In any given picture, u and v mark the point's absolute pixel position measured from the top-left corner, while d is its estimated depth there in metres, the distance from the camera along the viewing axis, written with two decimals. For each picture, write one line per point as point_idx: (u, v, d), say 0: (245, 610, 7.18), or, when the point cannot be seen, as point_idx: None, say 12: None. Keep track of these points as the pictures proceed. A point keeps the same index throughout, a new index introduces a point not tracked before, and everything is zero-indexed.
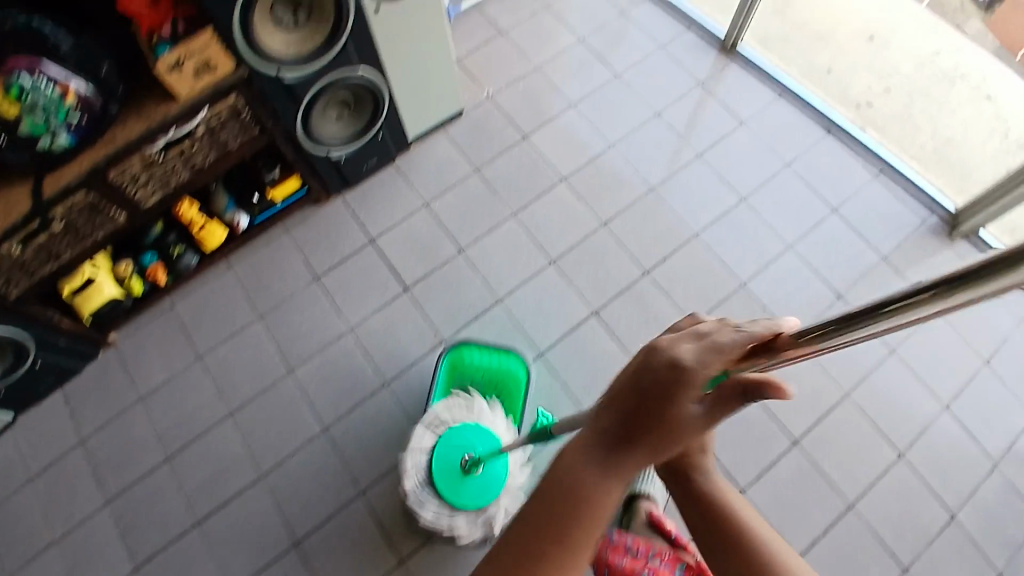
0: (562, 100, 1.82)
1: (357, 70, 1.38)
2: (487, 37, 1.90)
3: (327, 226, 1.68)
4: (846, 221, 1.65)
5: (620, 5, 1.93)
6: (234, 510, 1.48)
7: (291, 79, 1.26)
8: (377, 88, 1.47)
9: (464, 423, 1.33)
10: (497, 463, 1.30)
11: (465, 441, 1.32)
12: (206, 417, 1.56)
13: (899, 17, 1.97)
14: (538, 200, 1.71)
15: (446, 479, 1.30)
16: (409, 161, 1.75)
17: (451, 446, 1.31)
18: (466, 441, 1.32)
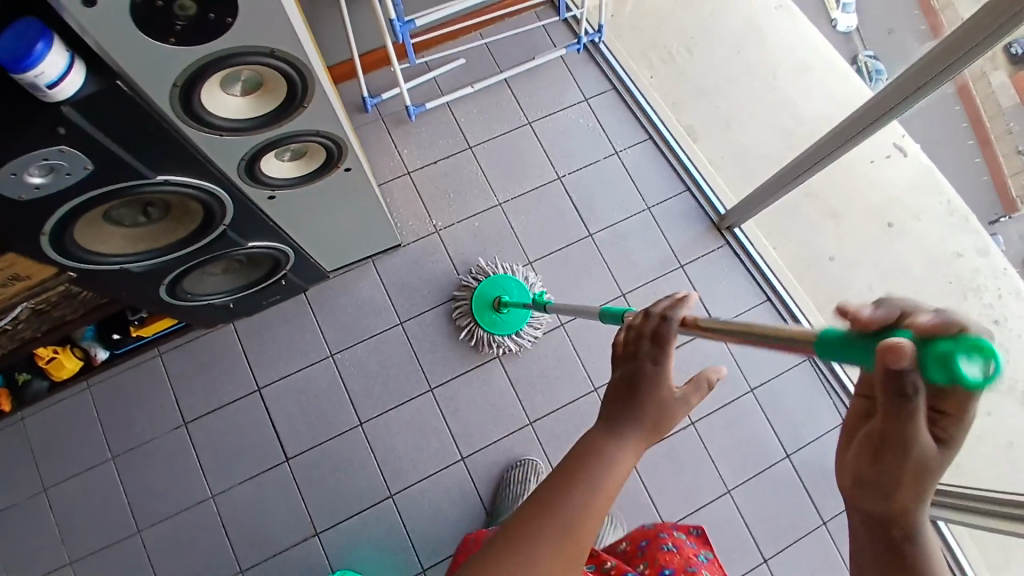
0: (520, 253, 1.55)
1: (247, 244, 1.10)
2: (452, 150, 1.61)
3: (213, 361, 1.43)
4: (797, 474, 1.47)
5: (614, 143, 1.66)
6: None
7: (140, 265, 0.98)
8: (276, 248, 1.17)
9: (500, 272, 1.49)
10: (521, 312, 1.46)
11: (500, 289, 1.47)
12: (43, 565, 1.34)
13: (927, 209, 1.59)
14: (461, 377, 1.45)
15: (482, 312, 1.46)
16: (325, 294, 1.48)
17: (489, 287, 1.47)
18: (503, 286, 1.47)
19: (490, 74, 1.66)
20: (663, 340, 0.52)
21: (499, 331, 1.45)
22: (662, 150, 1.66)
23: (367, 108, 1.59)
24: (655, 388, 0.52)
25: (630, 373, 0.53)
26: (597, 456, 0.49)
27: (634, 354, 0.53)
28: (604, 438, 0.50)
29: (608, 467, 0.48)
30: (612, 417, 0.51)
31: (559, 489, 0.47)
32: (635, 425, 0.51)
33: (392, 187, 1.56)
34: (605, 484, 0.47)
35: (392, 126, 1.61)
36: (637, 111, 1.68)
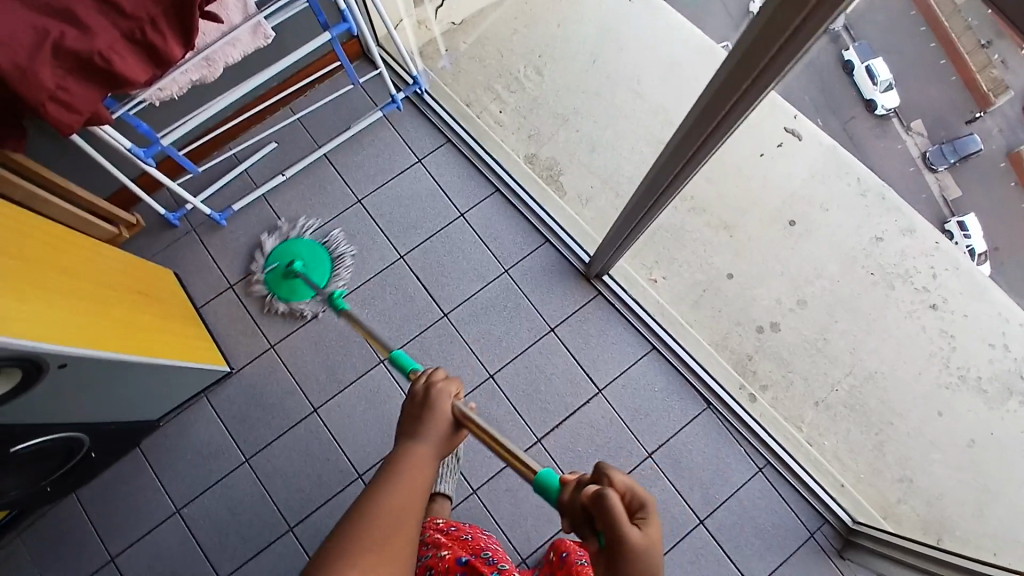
0: (368, 351, 1.40)
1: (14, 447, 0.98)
2: (276, 251, 1.45)
3: (54, 539, 1.30)
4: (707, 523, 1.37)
5: (456, 205, 1.48)
6: None
7: None
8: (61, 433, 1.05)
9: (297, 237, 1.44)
10: (304, 285, 1.41)
11: (294, 255, 1.43)
12: None
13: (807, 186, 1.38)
14: (320, 509, 1.30)
15: (276, 281, 1.41)
16: (160, 442, 1.34)
17: (283, 253, 1.43)
18: (300, 248, 1.44)
19: (306, 153, 1.50)
20: (443, 394, 0.75)
21: (293, 298, 1.41)
22: (512, 203, 1.49)
23: (173, 223, 1.44)
24: (444, 427, 0.73)
25: (421, 401, 0.75)
26: (395, 470, 0.68)
27: (423, 401, 0.75)
28: (408, 451, 0.70)
29: (395, 485, 0.66)
30: (415, 438, 0.71)
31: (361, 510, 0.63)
32: (428, 432, 0.72)
33: (215, 307, 1.41)
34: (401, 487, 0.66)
35: (205, 236, 1.46)
36: (475, 161, 1.51)
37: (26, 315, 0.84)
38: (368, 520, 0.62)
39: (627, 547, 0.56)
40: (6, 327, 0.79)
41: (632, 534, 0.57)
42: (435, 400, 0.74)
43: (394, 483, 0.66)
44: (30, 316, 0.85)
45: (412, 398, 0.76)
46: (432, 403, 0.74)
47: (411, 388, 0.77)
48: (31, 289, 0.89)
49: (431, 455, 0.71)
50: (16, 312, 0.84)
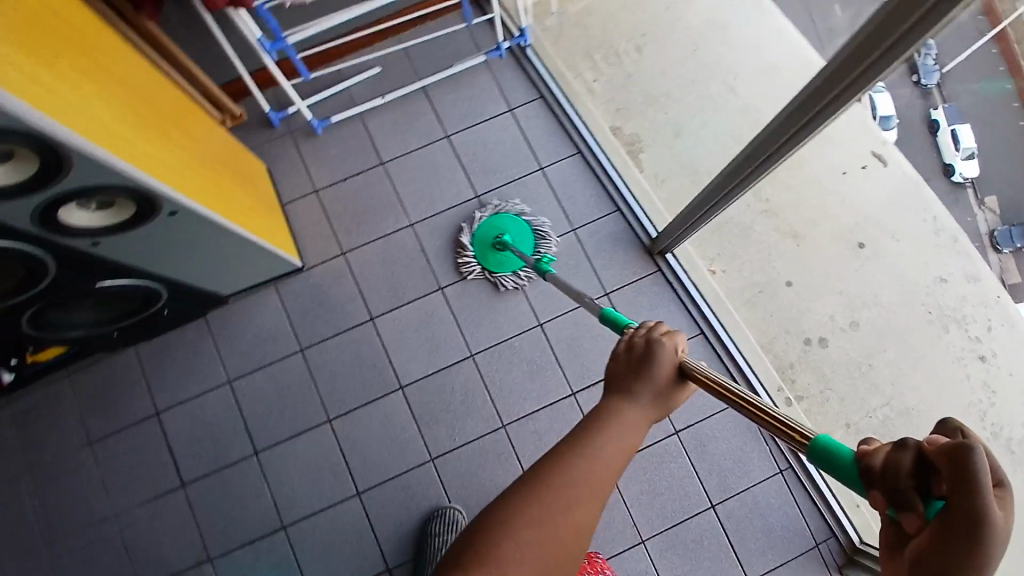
0: (429, 277, 1.47)
1: (99, 284, 1.08)
2: (364, 166, 1.52)
3: (115, 383, 1.43)
4: (716, 509, 1.40)
5: (538, 158, 1.53)
6: None
7: None
8: (145, 278, 1.15)
9: (502, 212, 1.48)
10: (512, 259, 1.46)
11: (501, 229, 1.47)
12: None
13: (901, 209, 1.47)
14: (359, 410, 1.40)
15: (483, 250, 1.46)
16: (224, 319, 1.44)
17: (490, 227, 1.47)
18: (506, 224, 1.47)
19: (406, 81, 1.56)
20: (666, 350, 0.67)
21: (501, 270, 1.46)
22: (591, 166, 1.53)
23: (273, 122, 1.51)
24: (662, 391, 0.66)
25: (641, 351, 0.68)
26: (604, 423, 0.63)
27: (643, 352, 0.68)
28: (620, 403, 0.65)
29: (606, 442, 0.61)
30: (627, 395, 0.65)
31: (568, 458, 0.60)
32: (645, 395, 0.65)
33: (297, 207, 1.49)
34: (606, 452, 0.61)
35: (300, 140, 1.53)
36: (564, 120, 1.55)
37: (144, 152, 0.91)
38: (568, 478, 0.59)
39: (973, 522, 0.39)
40: (134, 160, 0.86)
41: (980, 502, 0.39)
42: (656, 356, 0.67)
43: (604, 443, 0.61)
44: (151, 158, 0.92)
45: (629, 351, 0.70)
46: (650, 358, 0.67)
47: (630, 336, 0.71)
48: (152, 140, 0.96)
49: (644, 421, 0.65)
50: (142, 151, 0.91)
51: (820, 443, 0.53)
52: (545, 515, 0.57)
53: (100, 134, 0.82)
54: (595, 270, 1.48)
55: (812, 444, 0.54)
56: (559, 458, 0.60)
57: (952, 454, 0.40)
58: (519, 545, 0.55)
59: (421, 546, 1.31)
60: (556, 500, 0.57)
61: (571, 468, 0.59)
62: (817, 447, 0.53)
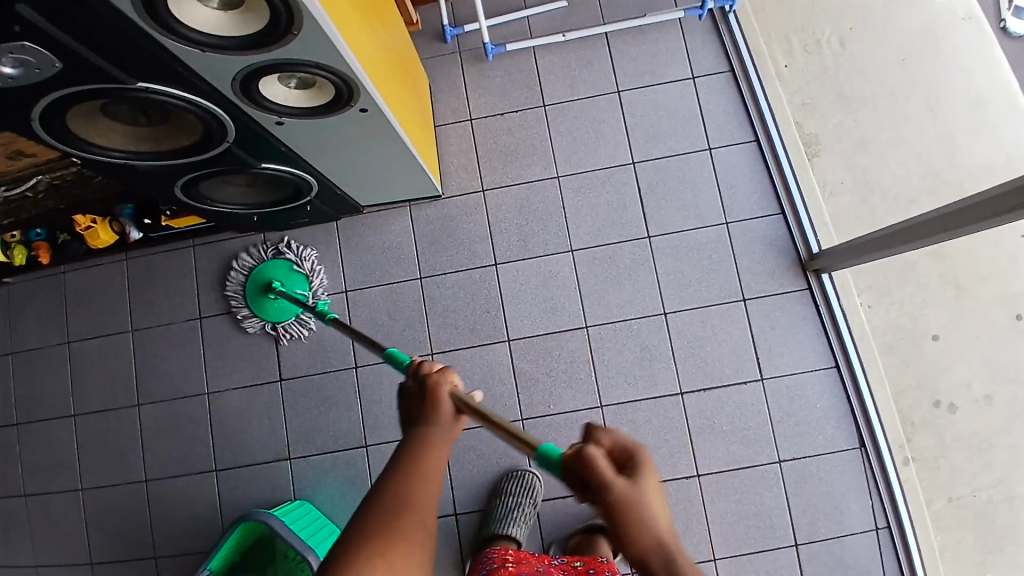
0: (564, 235, 1.40)
1: (261, 165, 1.06)
2: (525, 104, 1.44)
3: (236, 265, 1.45)
4: (801, 549, 1.31)
5: (709, 137, 1.41)
6: (51, 503, 1.42)
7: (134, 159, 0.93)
8: (301, 170, 1.11)
9: (275, 259, 1.41)
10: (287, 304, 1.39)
11: (274, 277, 1.40)
12: (65, 406, 1.45)
13: None
14: (463, 350, 1.37)
15: (254, 294, 1.40)
16: (353, 227, 1.42)
17: (263, 274, 1.41)
18: (281, 272, 1.40)
19: (589, 25, 1.45)
20: (441, 384, 0.55)
21: (272, 318, 1.39)
22: (764, 161, 1.40)
23: (446, 38, 1.44)
24: (454, 422, 0.54)
25: (422, 387, 0.55)
26: (408, 476, 0.48)
27: (427, 390, 0.55)
28: (420, 450, 0.50)
29: (414, 506, 0.46)
30: (424, 439, 0.51)
31: (363, 535, 0.45)
32: (443, 433, 0.52)
33: (448, 132, 1.44)
34: (408, 518, 0.46)
35: (467, 62, 1.45)
36: (749, 103, 1.42)
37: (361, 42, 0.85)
38: (370, 565, 0.43)
39: (632, 520, 0.45)
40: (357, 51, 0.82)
41: (620, 483, 0.46)
42: (439, 392, 0.54)
43: (410, 501, 0.47)
44: (366, 53, 0.88)
45: (408, 388, 0.57)
46: (433, 392, 0.55)
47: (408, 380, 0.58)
48: (370, 34, 0.92)
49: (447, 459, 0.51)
50: (362, 44, 0.86)
51: (540, 452, 0.52)
52: None
53: (340, 17, 0.77)
54: (739, 272, 1.37)
55: (537, 455, 0.53)
56: (358, 535, 0.45)
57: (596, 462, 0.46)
58: None
59: (489, 505, 1.27)
60: None
61: (370, 549, 0.44)
62: (541, 458, 0.52)
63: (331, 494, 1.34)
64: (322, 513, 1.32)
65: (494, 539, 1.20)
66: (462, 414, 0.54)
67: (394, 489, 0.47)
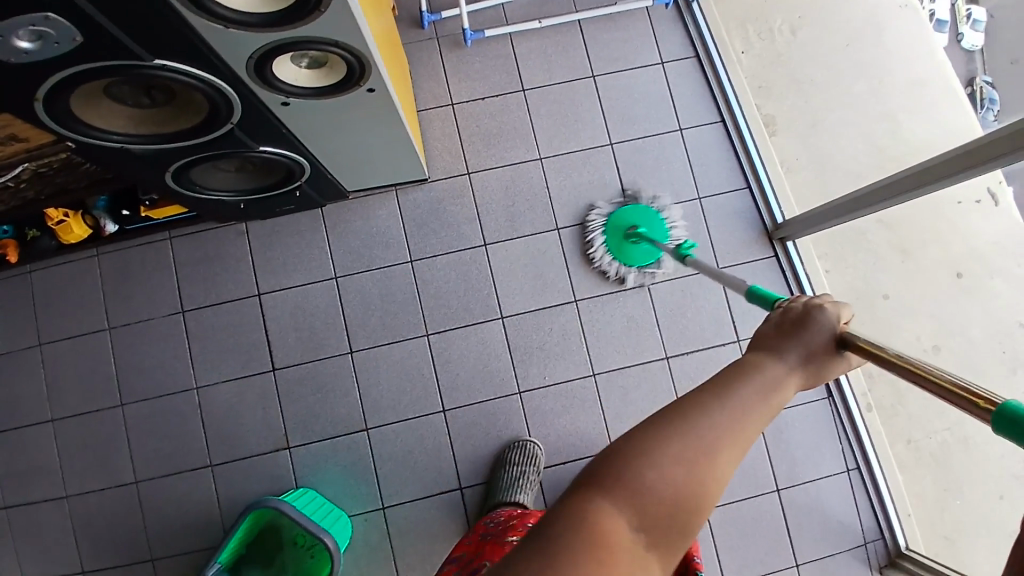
0: (550, 214, 1.45)
1: (258, 148, 1.06)
2: (505, 89, 1.48)
3: (218, 256, 1.42)
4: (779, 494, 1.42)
5: (680, 119, 1.50)
6: (29, 514, 1.36)
7: (140, 148, 0.95)
8: (298, 154, 1.13)
9: (634, 204, 1.44)
10: (652, 247, 1.41)
11: (635, 220, 1.43)
12: (39, 412, 1.39)
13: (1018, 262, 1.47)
14: (458, 330, 1.39)
15: (613, 234, 1.43)
16: (340, 213, 1.42)
17: (624, 218, 1.44)
18: (639, 215, 1.44)
19: (562, 12, 1.51)
20: (823, 318, 0.54)
21: (624, 261, 1.42)
22: (730, 139, 1.51)
23: (425, 23, 1.47)
24: (818, 347, 0.53)
25: (793, 317, 0.55)
26: (766, 366, 0.48)
27: (797, 316, 0.55)
28: (776, 353, 0.50)
29: (761, 384, 0.47)
30: (786, 345, 0.52)
31: (714, 388, 0.46)
32: (795, 348, 0.51)
33: (431, 117, 1.46)
34: (756, 398, 0.46)
35: (445, 49, 1.49)
36: (714, 86, 1.52)
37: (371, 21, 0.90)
38: (716, 417, 0.43)
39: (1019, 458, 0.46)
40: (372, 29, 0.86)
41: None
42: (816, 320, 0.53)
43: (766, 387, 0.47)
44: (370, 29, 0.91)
45: (788, 313, 0.56)
46: (805, 321, 0.54)
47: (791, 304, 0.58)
48: None
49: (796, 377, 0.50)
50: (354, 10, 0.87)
51: (1006, 413, 0.45)
52: (688, 455, 0.42)
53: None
54: (713, 243, 1.46)
55: (995, 413, 0.46)
56: (704, 392, 0.45)
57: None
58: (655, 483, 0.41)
59: (494, 475, 1.31)
60: (702, 435, 0.43)
61: (724, 403, 0.44)
62: (1003, 418, 0.45)
63: (332, 481, 1.34)
64: (327, 500, 1.31)
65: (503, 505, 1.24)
66: (849, 349, 0.53)
67: (753, 371, 0.47)
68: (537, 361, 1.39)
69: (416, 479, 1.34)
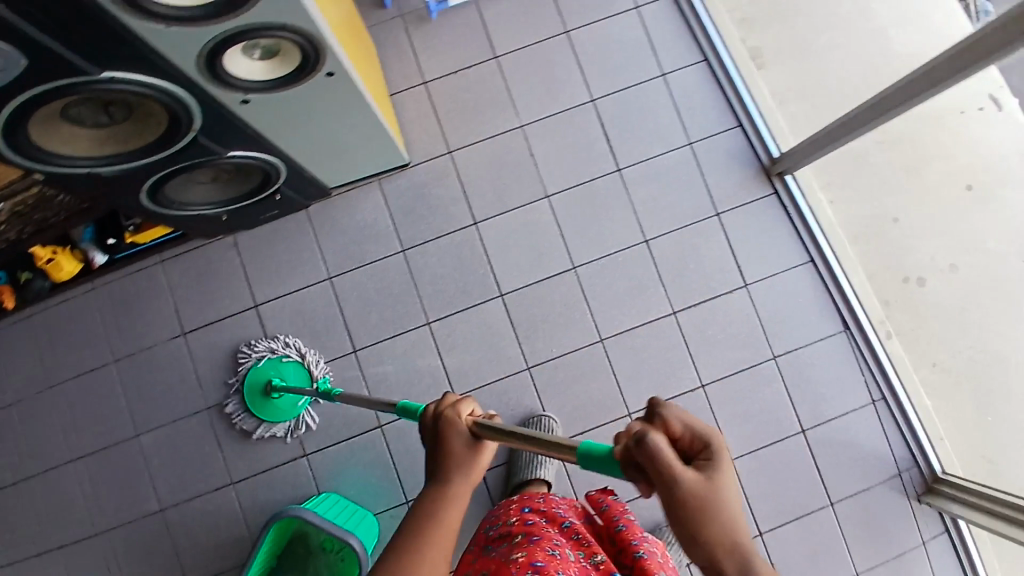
0: (538, 182, 1.41)
1: (228, 154, 1.03)
2: (476, 58, 1.43)
3: (210, 273, 1.40)
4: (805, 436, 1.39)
5: (661, 64, 1.44)
6: (64, 555, 1.36)
7: (109, 171, 0.92)
8: (269, 156, 1.10)
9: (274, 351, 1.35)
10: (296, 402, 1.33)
11: (274, 374, 1.35)
12: (59, 453, 1.39)
13: None
14: (459, 314, 1.37)
15: (253, 396, 1.35)
16: (324, 212, 1.39)
17: (262, 371, 1.35)
18: (277, 369, 1.35)
19: None
20: (453, 424, 0.65)
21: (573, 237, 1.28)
22: (716, 79, 1.45)
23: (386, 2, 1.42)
24: (473, 456, 0.64)
25: (433, 432, 0.66)
26: (431, 503, 0.62)
27: (440, 431, 0.65)
28: (441, 481, 0.63)
29: (440, 524, 0.62)
30: (443, 467, 0.64)
31: (404, 548, 0.61)
32: (454, 470, 0.63)
33: (404, 98, 1.42)
34: (437, 536, 0.61)
35: (411, 25, 1.43)
36: (693, 24, 1.45)
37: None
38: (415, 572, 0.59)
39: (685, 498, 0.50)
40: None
41: (692, 478, 0.50)
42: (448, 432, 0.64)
43: (436, 522, 0.62)
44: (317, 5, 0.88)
45: (427, 425, 0.67)
46: (445, 436, 0.65)
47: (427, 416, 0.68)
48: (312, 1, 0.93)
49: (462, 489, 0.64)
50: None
51: (587, 452, 0.55)
52: None
53: None
54: (710, 190, 1.42)
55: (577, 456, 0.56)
56: (402, 556, 0.60)
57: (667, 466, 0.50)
58: None
59: (515, 454, 1.30)
60: None
61: (422, 557, 0.60)
62: (584, 458, 0.55)
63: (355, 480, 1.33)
64: (353, 500, 1.31)
65: (527, 484, 1.25)
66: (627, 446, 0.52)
67: (424, 517, 0.62)
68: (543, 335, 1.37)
69: None
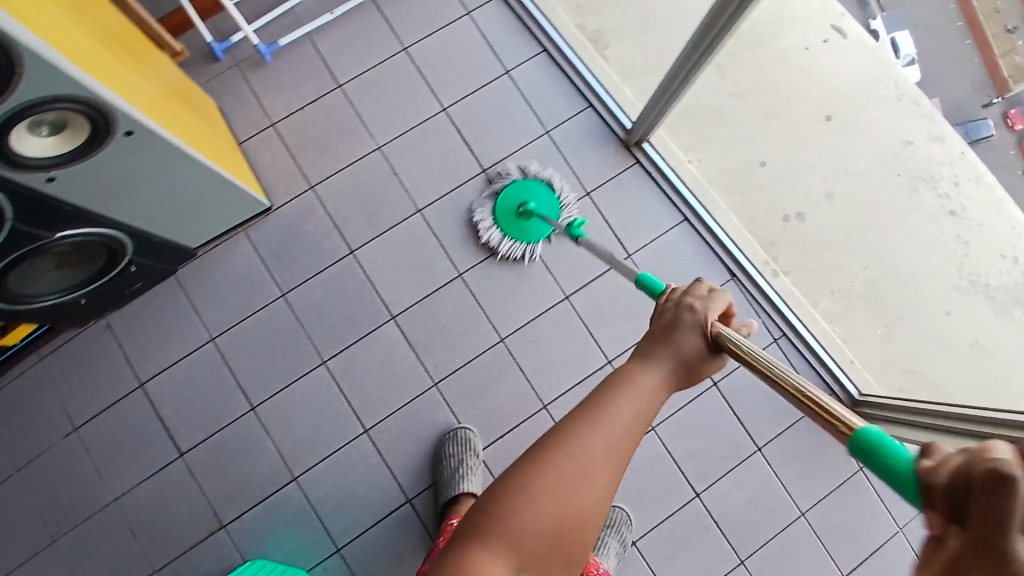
0: (407, 199, 1.40)
1: (58, 235, 0.99)
2: (320, 92, 1.43)
3: (90, 362, 1.34)
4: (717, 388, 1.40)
5: (503, 62, 1.47)
6: None
7: None
8: (108, 226, 1.06)
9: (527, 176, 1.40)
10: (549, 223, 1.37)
11: (526, 196, 1.39)
12: None
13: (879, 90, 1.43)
14: (353, 345, 1.35)
15: (505, 218, 1.38)
16: (195, 274, 1.36)
17: (512, 196, 1.39)
18: (526, 194, 1.39)
19: None
20: (694, 314, 0.62)
21: (524, 239, 1.37)
22: (558, 66, 1.48)
23: (218, 55, 1.41)
24: (687, 359, 0.61)
25: (667, 319, 0.63)
26: (609, 390, 0.59)
27: (672, 317, 0.63)
28: (637, 364, 0.61)
29: (625, 404, 0.58)
30: (645, 357, 0.61)
31: (583, 415, 0.58)
32: (665, 355, 0.61)
33: (255, 145, 1.40)
34: (620, 419, 0.58)
35: (248, 72, 1.43)
36: (526, 19, 1.49)
37: (99, 73, 0.87)
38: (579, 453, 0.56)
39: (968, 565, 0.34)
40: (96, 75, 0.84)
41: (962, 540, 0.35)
42: (680, 317, 0.62)
43: (614, 412, 0.58)
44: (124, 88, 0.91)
45: (661, 311, 0.65)
46: (675, 323, 0.62)
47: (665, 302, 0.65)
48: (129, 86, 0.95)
49: (663, 386, 0.61)
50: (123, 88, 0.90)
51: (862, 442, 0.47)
52: (540, 490, 0.55)
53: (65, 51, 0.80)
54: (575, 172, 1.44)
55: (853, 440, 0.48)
56: (562, 435, 0.57)
57: (991, 498, 0.31)
58: (525, 516, 0.55)
59: (437, 473, 1.28)
60: (569, 469, 0.55)
61: (592, 436, 0.56)
62: (854, 448, 0.47)
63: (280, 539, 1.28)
64: (279, 560, 1.25)
65: (453, 501, 1.22)
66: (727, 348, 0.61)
67: (607, 394, 0.59)
68: (442, 348, 1.36)
69: (363, 505, 1.29)
